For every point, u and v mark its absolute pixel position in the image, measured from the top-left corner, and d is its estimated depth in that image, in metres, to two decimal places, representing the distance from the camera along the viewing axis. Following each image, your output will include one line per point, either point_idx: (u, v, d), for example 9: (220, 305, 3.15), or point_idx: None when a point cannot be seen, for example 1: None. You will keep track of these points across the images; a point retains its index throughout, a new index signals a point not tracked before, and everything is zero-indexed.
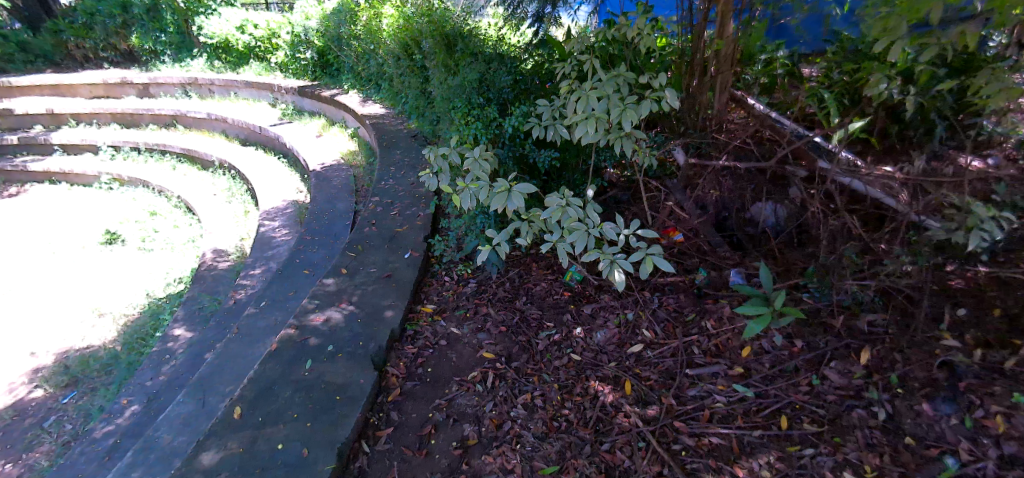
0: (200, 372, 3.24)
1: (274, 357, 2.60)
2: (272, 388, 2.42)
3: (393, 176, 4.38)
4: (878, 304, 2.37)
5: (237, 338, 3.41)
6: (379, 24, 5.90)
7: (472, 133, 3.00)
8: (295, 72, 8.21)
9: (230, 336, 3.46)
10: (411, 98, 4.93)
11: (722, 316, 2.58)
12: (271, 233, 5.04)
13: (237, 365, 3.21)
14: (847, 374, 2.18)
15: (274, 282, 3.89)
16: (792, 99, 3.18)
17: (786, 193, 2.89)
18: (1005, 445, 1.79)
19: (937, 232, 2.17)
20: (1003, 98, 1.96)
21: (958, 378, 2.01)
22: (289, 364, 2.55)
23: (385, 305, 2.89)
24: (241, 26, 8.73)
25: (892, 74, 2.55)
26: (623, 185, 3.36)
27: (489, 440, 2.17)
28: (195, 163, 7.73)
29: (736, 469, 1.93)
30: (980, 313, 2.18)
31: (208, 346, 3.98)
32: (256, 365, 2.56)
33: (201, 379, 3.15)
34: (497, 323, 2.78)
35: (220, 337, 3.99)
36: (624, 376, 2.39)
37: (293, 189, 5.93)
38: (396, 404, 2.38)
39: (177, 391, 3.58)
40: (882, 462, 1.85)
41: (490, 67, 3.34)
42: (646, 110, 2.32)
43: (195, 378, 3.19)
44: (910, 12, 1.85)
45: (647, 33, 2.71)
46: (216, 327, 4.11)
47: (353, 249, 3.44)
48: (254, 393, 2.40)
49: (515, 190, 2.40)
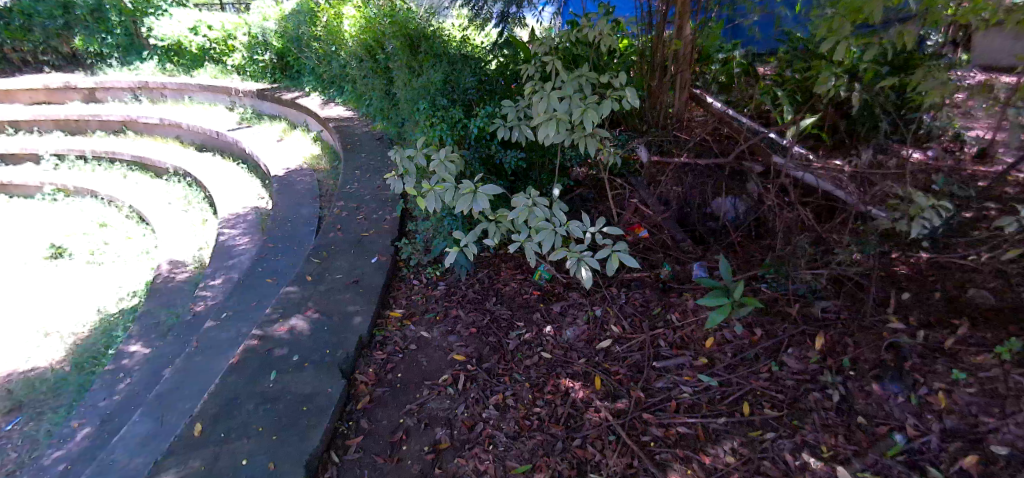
0: (157, 389, 3.12)
1: (236, 370, 2.55)
2: (235, 401, 2.37)
3: (358, 179, 4.34)
4: (831, 291, 2.50)
5: (197, 352, 3.31)
6: (339, 25, 5.84)
7: (436, 134, 3.01)
8: (253, 74, 8.04)
9: (189, 351, 3.35)
10: (375, 99, 4.81)
11: (687, 308, 2.66)
12: (231, 241, 4.93)
13: (197, 379, 3.12)
14: (803, 359, 2.28)
15: (235, 293, 3.80)
16: (749, 97, 3.36)
17: (744, 187, 2.98)
18: (946, 419, 1.91)
19: (884, 222, 2.30)
20: (938, 94, 2.05)
21: (904, 358, 2.13)
22: (253, 375, 2.51)
23: (352, 311, 2.87)
24: (194, 26, 8.56)
25: (838, 73, 2.69)
26: (590, 183, 3.46)
27: (462, 443, 2.18)
28: (147, 170, 7.48)
29: (703, 456, 1.99)
30: (923, 297, 2.35)
31: (168, 361, 3.87)
32: (217, 379, 2.50)
33: (159, 396, 3.06)
34: (468, 325, 2.79)
35: (180, 351, 3.89)
36: (594, 371, 2.43)
37: (253, 195, 5.78)
38: (365, 412, 2.37)
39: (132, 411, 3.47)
40: (837, 442, 1.94)
41: (454, 68, 3.29)
42: (607, 109, 2.36)
43: (152, 395, 3.08)
44: (852, 13, 1.93)
45: (607, 34, 2.77)
46: (175, 342, 4.01)
47: (318, 256, 3.40)
48: (215, 409, 2.34)
49: (481, 191, 2.41)
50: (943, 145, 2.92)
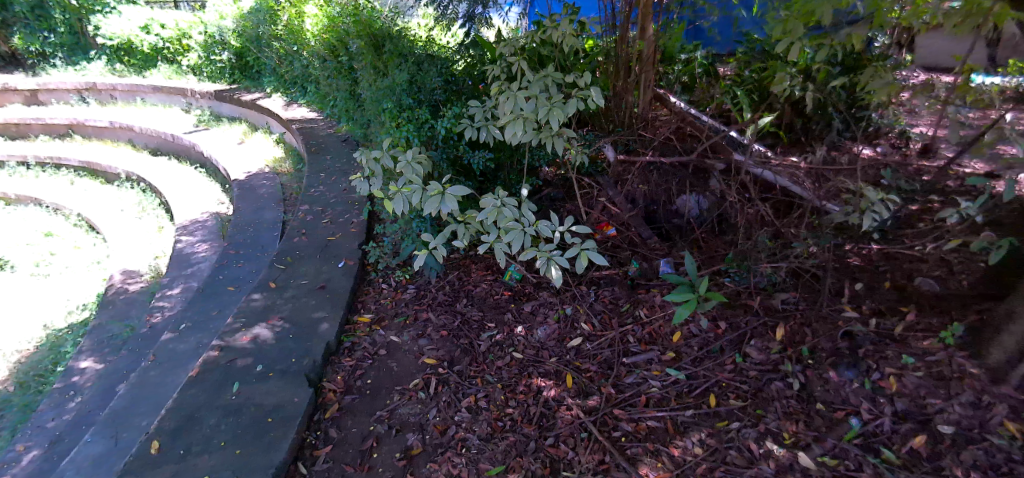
0: (111, 406, 2.91)
1: (196, 383, 2.48)
2: (195, 416, 2.31)
3: (323, 182, 4.26)
4: (790, 284, 2.60)
5: (153, 366, 3.14)
6: (301, 24, 5.72)
7: (403, 136, 2.99)
8: (210, 75, 7.81)
9: (146, 365, 3.18)
10: (340, 100, 4.72)
11: (654, 304, 2.72)
12: (189, 248, 4.78)
13: (152, 396, 2.94)
14: (765, 350, 2.36)
15: (194, 302, 3.68)
16: (711, 97, 3.47)
17: (707, 186, 3.04)
18: (897, 402, 2.01)
19: (837, 215, 2.40)
20: (885, 94, 2.14)
21: (858, 346, 2.23)
22: (214, 388, 2.44)
23: (319, 318, 2.83)
24: (145, 25, 8.25)
25: (794, 73, 2.78)
26: (558, 183, 3.50)
27: (435, 448, 2.17)
28: (96, 176, 7.19)
29: (672, 449, 2.04)
30: (874, 286, 2.47)
31: (122, 376, 3.73)
32: (176, 393, 2.43)
33: (112, 412, 2.85)
34: (438, 328, 2.78)
35: (135, 366, 3.76)
36: (565, 370, 2.46)
37: (214, 200, 5.61)
38: (334, 421, 2.34)
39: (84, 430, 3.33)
40: (798, 428, 2.02)
41: (421, 68, 3.26)
42: (573, 109, 2.40)
43: (105, 413, 2.87)
44: (804, 16, 2.00)
45: (571, 35, 2.79)
46: (129, 356, 3.87)
47: (282, 262, 3.34)
48: (175, 425, 2.27)
49: (449, 192, 2.41)
50: (890, 142, 3.13)
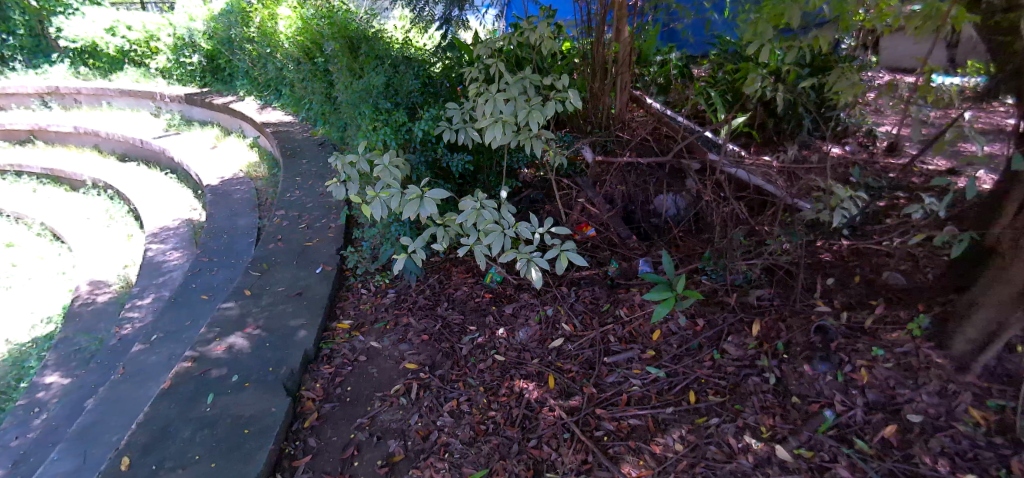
0: (79, 422, 2.74)
1: (168, 396, 2.42)
2: (167, 430, 2.25)
3: (299, 187, 4.21)
4: (765, 280, 2.66)
5: (123, 379, 3.06)
6: (274, 26, 5.64)
7: (380, 139, 2.97)
8: (179, 78, 7.65)
9: (115, 378, 3.10)
10: (316, 103, 4.66)
11: (634, 303, 2.76)
12: (160, 256, 4.67)
13: (122, 411, 2.86)
14: (742, 346, 2.41)
15: (166, 312, 3.59)
16: (686, 98, 3.54)
17: (683, 185, 3.10)
18: (869, 394, 2.07)
19: (808, 213, 2.46)
20: (850, 93, 2.22)
21: (831, 339, 2.29)
22: (188, 400, 2.39)
23: (296, 325, 2.79)
24: (111, 27, 8.05)
25: (765, 75, 2.82)
26: (538, 184, 3.51)
27: (417, 453, 2.16)
28: (60, 183, 6.97)
29: (653, 446, 2.06)
30: (844, 281, 2.54)
31: (90, 391, 3.62)
32: (148, 407, 2.37)
33: (82, 427, 2.69)
34: (419, 332, 2.77)
35: (104, 380, 3.65)
36: (547, 371, 2.48)
37: (185, 206, 5.49)
38: (314, 429, 2.31)
39: (51, 448, 3.21)
40: (775, 422, 2.06)
41: (397, 70, 3.24)
42: (552, 111, 2.41)
43: (73, 429, 2.70)
44: (774, 18, 2.05)
45: (549, 38, 2.81)
46: (98, 369, 3.75)
47: (258, 268, 3.29)
48: (147, 439, 2.21)
49: (428, 196, 2.38)
50: (857, 141, 3.28)
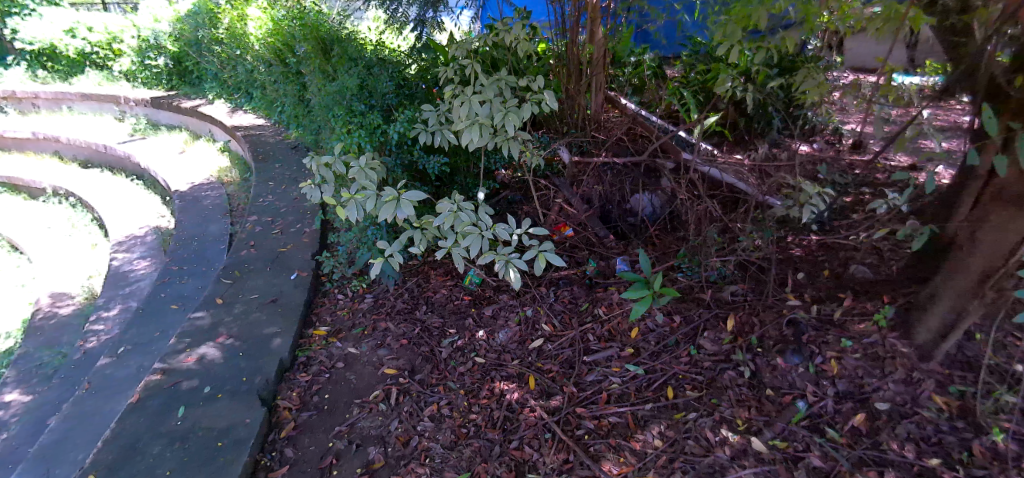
0: (41, 442, 2.72)
1: (136, 410, 2.37)
2: (135, 446, 2.20)
3: (272, 191, 4.15)
4: (738, 276, 2.72)
5: (88, 395, 2.97)
6: (244, 28, 5.55)
7: (355, 141, 2.95)
8: (145, 81, 7.48)
9: (80, 394, 3.01)
10: (288, 105, 4.59)
11: (612, 302, 2.79)
12: (127, 266, 4.56)
13: (88, 427, 2.78)
14: (718, 341, 2.46)
15: (134, 324, 3.50)
16: (660, 98, 3.59)
17: (659, 184, 3.17)
18: (839, 384, 2.14)
19: (779, 209, 2.52)
20: (814, 92, 2.28)
21: (802, 332, 2.35)
22: (157, 415, 2.34)
23: (271, 334, 2.75)
24: (70, 29, 7.82)
25: (736, 75, 2.87)
26: (515, 185, 3.53)
27: (397, 460, 2.15)
28: (19, 191, 6.74)
29: (633, 443, 2.09)
30: (814, 275, 2.61)
31: (53, 407, 3.51)
32: (115, 423, 2.31)
33: (43, 448, 2.67)
34: (398, 337, 2.76)
35: (68, 396, 3.54)
36: (528, 372, 2.49)
37: (153, 213, 5.37)
38: (290, 440, 2.28)
39: (10, 468, 3.10)
40: (750, 415, 2.11)
41: (371, 72, 3.22)
42: (528, 113, 2.42)
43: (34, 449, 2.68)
44: (741, 19, 2.10)
45: (524, 39, 2.82)
46: (61, 385, 3.63)
47: (230, 276, 3.23)
48: (114, 457, 2.16)
49: (404, 198, 2.37)
50: (826, 138, 3.38)
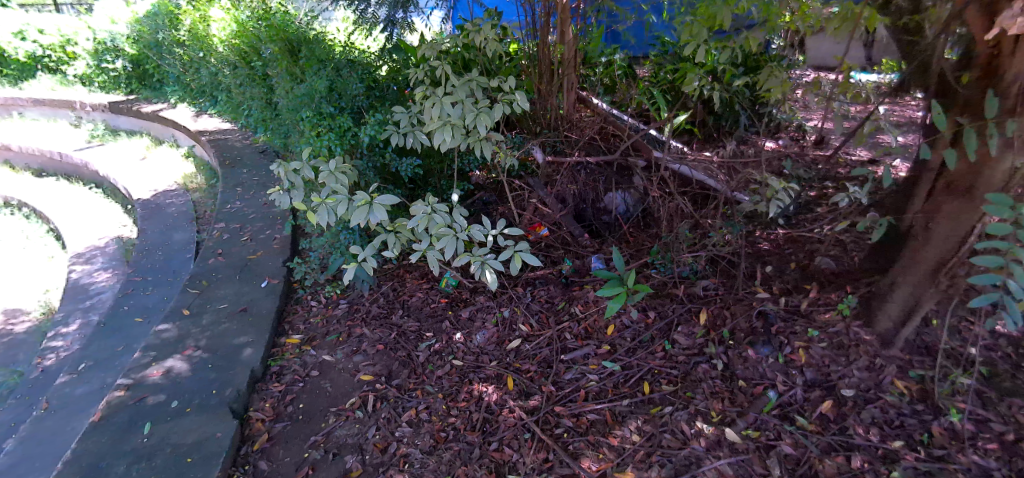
0: None
1: (100, 429, 2.29)
2: (99, 465, 2.12)
3: (240, 198, 4.07)
4: (709, 271, 2.78)
5: (47, 414, 2.79)
6: (206, 29, 5.42)
7: (325, 145, 2.90)
8: (102, 85, 7.29)
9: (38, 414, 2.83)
10: (255, 109, 4.51)
11: (588, 300, 2.81)
12: (87, 279, 4.41)
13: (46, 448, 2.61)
14: (691, 335, 2.51)
15: (96, 339, 3.35)
16: (630, 97, 3.64)
17: (631, 182, 3.23)
18: (807, 373, 2.20)
19: (746, 205, 2.58)
20: (777, 89, 2.36)
21: (771, 324, 2.42)
22: (123, 432, 2.27)
23: (242, 344, 2.70)
24: (19, 31, 7.54)
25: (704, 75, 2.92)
26: (489, 186, 3.53)
27: (376, 467, 2.14)
28: None
29: (611, 439, 2.12)
30: (782, 267, 2.69)
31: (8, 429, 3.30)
32: (77, 442, 2.23)
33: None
34: (374, 342, 2.74)
35: (25, 416, 3.33)
36: (506, 373, 2.50)
37: (115, 223, 5.21)
38: (265, 452, 2.24)
39: None
40: (723, 406, 2.16)
41: (339, 73, 3.10)
42: (499, 114, 2.45)
43: None
44: (706, 20, 2.15)
45: (494, 39, 2.85)
46: (17, 405, 3.43)
47: (197, 286, 3.16)
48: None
49: (377, 201, 2.36)
50: (790, 135, 3.48)
